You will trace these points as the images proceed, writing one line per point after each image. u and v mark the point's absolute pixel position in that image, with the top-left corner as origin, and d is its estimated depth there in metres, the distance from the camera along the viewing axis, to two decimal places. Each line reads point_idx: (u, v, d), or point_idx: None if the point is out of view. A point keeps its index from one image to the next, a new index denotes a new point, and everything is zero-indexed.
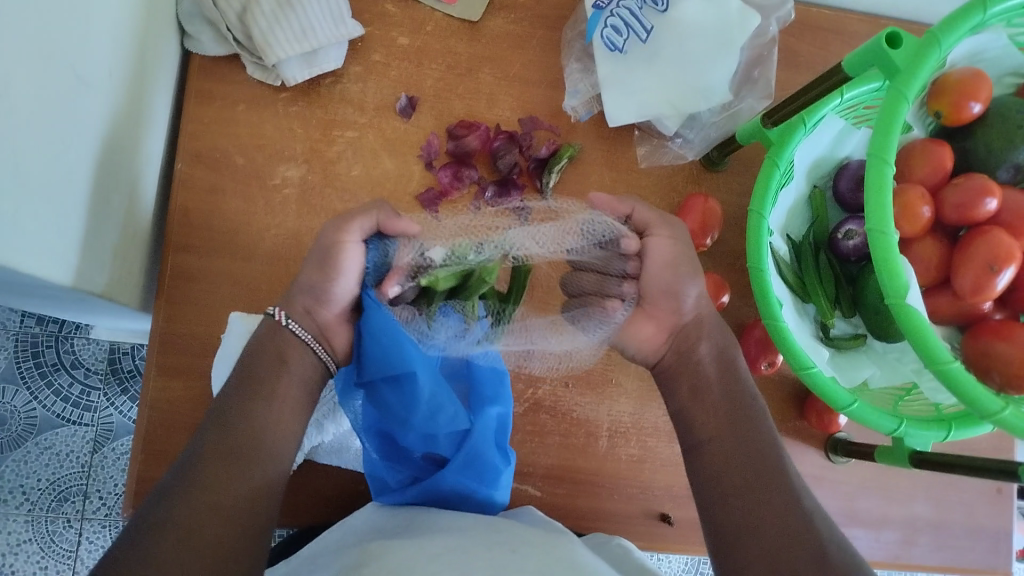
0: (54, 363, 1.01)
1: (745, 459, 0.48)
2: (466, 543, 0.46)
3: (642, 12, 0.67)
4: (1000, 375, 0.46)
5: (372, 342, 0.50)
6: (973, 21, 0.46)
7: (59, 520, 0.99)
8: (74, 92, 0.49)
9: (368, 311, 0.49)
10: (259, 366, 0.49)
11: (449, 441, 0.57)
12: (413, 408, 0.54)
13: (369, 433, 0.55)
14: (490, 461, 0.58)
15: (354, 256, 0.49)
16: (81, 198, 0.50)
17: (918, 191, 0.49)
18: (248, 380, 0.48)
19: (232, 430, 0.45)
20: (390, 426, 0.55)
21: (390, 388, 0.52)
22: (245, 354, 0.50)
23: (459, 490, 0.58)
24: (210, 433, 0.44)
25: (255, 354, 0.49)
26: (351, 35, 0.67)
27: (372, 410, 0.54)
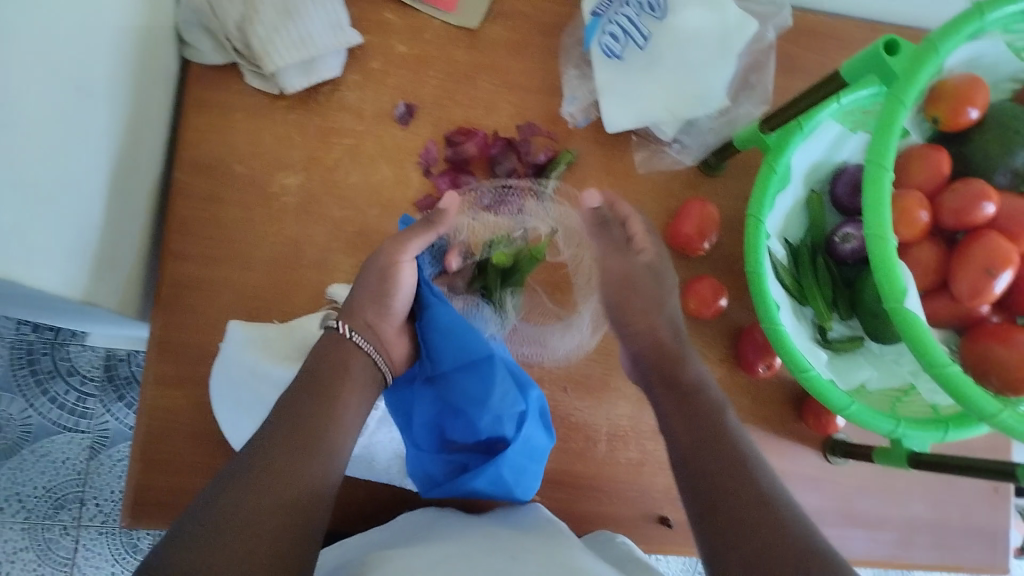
0: (49, 370, 1.00)
1: (735, 467, 0.48)
2: (465, 550, 0.46)
3: (640, 19, 0.67)
4: (999, 378, 0.47)
5: (442, 337, 0.58)
6: (969, 28, 0.46)
7: (56, 528, 0.98)
8: (75, 102, 0.49)
9: (431, 307, 0.59)
10: (323, 373, 0.50)
11: (511, 422, 0.57)
12: (482, 386, 0.57)
13: (426, 428, 0.57)
14: (541, 444, 0.59)
15: (405, 274, 0.56)
16: (81, 208, 0.50)
17: (916, 196, 0.50)
18: (315, 386, 0.49)
19: (295, 430, 0.45)
20: (451, 416, 0.57)
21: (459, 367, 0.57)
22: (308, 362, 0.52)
23: (516, 472, 0.58)
24: (276, 433, 0.44)
25: (319, 368, 0.50)
26: (351, 43, 0.67)
27: (437, 394, 0.57)
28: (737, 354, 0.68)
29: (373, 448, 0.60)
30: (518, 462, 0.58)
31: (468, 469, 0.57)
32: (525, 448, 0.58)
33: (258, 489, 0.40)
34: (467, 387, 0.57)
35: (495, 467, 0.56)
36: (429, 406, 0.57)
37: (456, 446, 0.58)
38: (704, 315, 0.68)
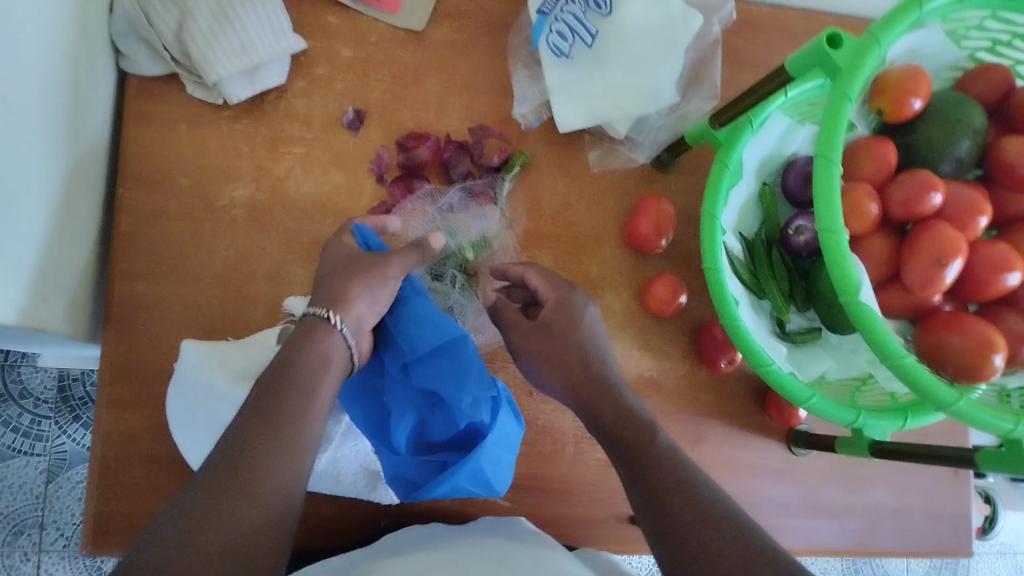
0: (1, 393, 0.97)
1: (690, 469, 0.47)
2: (449, 558, 0.46)
3: (586, 16, 0.67)
4: (952, 366, 0.47)
5: (413, 321, 0.54)
6: (908, 19, 0.47)
7: (16, 554, 0.95)
8: (6, 123, 0.47)
9: (407, 300, 0.55)
10: (293, 366, 0.46)
11: (488, 407, 0.53)
12: (456, 373, 0.53)
13: (402, 427, 0.52)
14: (515, 435, 0.56)
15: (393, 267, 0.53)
16: (19, 232, 0.48)
17: (866, 188, 0.50)
18: (279, 383, 0.45)
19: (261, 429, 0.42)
20: (427, 411, 0.53)
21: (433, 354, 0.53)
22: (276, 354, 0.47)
23: (494, 464, 0.54)
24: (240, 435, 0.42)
25: (293, 360, 0.46)
26: (293, 49, 0.65)
27: (411, 386, 0.53)
28: (700, 351, 0.68)
29: (338, 463, 0.59)
30: (497, 454, 0.54)
31: (447, 468, 0.53)
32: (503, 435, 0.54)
33: (221, 509, 0.38)
34: (442, 376, 0.52)
35: (476, 456, 0.52)
36: (406, 397, 0.53)
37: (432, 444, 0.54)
38: (665, 312, 0.68)
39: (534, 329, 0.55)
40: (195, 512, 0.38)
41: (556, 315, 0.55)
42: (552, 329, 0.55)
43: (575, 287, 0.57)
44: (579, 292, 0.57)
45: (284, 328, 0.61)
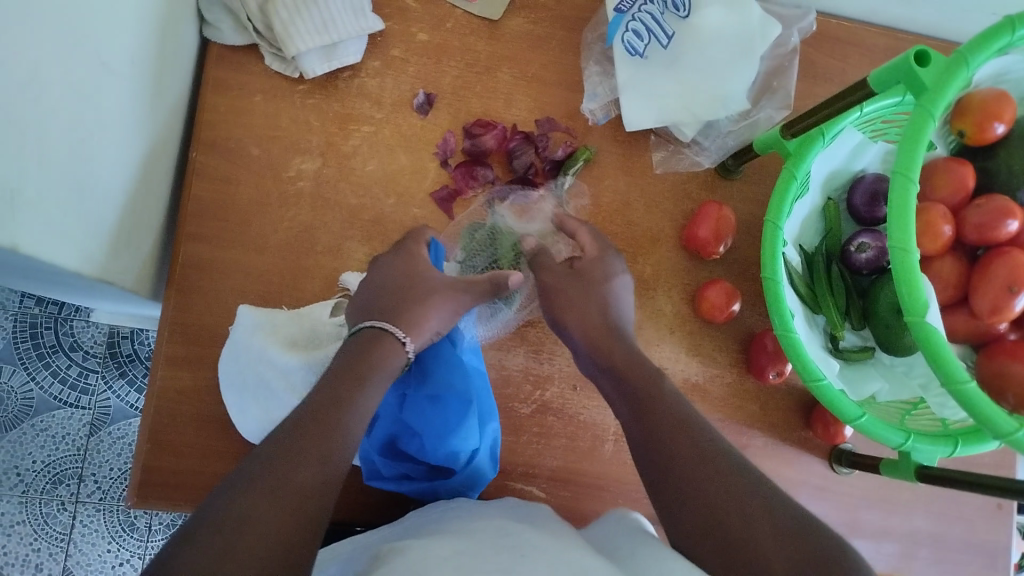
0: (52, 344, 1.00)
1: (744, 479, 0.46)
2: (475, 546, 0.45)
3: (663, 17, 0.67)
4: (1014, 395, 0.47)
5: (433, 359, 0.61)
6: (1000, 42, 0.46)
7: (53, 503, 0.98)
8: (98, 79, 0.48)
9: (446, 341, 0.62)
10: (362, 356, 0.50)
11: (462, 457, 0.59)
12: (449, 419, 0.59)
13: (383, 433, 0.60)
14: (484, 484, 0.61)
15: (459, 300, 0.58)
16: (102, 186, 0.50)
17: (940, 210, 0.49)
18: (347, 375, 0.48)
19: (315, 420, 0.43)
20: (406, 431, 0.60)
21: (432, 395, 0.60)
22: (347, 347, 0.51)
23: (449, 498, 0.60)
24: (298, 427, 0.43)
25: (363, 352, 0.51)
26: (371, 29, 0.66)
27: (401, 412, 0.60)
28: (750, 360, 0.68)
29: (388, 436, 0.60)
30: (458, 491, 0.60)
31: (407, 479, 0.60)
32: (472, 482, 0.60)
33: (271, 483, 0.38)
34: (429, 417, 0.59)
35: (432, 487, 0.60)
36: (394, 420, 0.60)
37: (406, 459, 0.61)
38: (718, 319, 0.67)
39: (567, 274, 0.60)
40: (267, 469, 0.39)
41: (588, 266, 0.60)
42: (580, 275, 0.60)
43: (618, 255, 0.62)
44: (620, 259, 0.61)
45: (338, 303, 0.63)
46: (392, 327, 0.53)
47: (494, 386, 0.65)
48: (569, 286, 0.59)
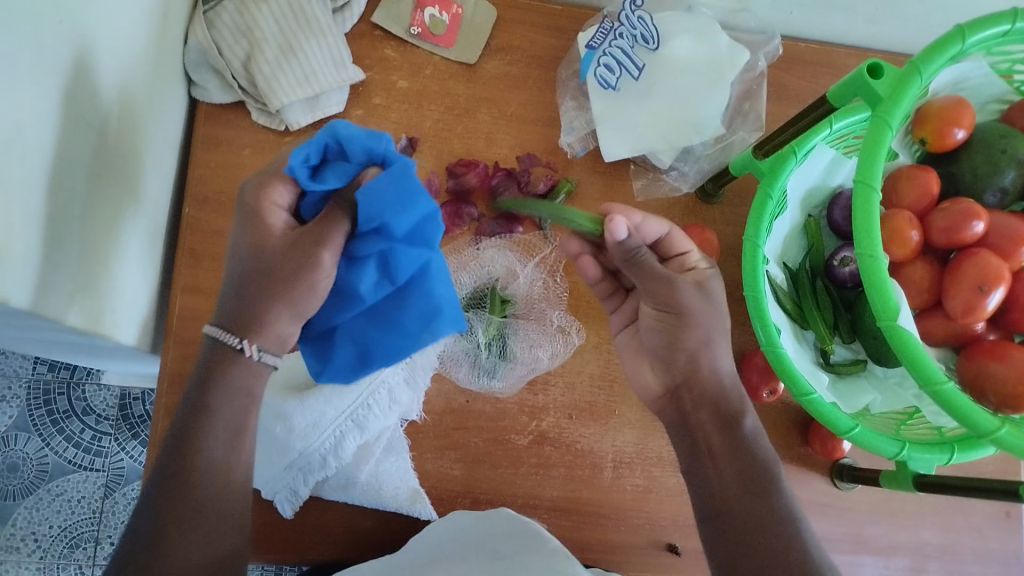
0: (65, 409, 1.02)
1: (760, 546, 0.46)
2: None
3: (633, 51, 0.69)
4: (996, 396, 0.47)
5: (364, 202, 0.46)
6: (951, 51, 0.47)
7: (71, 567, 0.99)
8: (85, 138, 0.50)
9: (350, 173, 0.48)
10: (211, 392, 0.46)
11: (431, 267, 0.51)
12: (382, 245, 0.48)
13: (373, 281, 0.49)
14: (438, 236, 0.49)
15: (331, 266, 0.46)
16: (90, 243, 0.52)
17: (906, 216, 0.51)
18: (205, 405, 0.46)
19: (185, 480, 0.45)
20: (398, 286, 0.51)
21: (353, 271, 0.49)
22: (196, 381, 0.47)
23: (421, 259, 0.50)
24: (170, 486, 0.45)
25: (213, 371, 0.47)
26: (352, 80, 0.69)
27: (377, 274, 0.49)
28: (741, 379, 0.68)
29: (380, 477, 0.62)
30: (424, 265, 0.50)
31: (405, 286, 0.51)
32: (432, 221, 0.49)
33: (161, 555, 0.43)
34: (372, 274, 0.49)
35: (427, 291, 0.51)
36: (348, 330, 0.51)
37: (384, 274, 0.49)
38: None
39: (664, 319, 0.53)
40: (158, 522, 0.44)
41: (711, 284, 0.53)
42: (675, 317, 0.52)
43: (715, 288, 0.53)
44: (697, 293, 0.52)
45: None
46: (222, 334, 0.46)
47: (489, 418, 0.66)
48: (701, 311, 0.51)
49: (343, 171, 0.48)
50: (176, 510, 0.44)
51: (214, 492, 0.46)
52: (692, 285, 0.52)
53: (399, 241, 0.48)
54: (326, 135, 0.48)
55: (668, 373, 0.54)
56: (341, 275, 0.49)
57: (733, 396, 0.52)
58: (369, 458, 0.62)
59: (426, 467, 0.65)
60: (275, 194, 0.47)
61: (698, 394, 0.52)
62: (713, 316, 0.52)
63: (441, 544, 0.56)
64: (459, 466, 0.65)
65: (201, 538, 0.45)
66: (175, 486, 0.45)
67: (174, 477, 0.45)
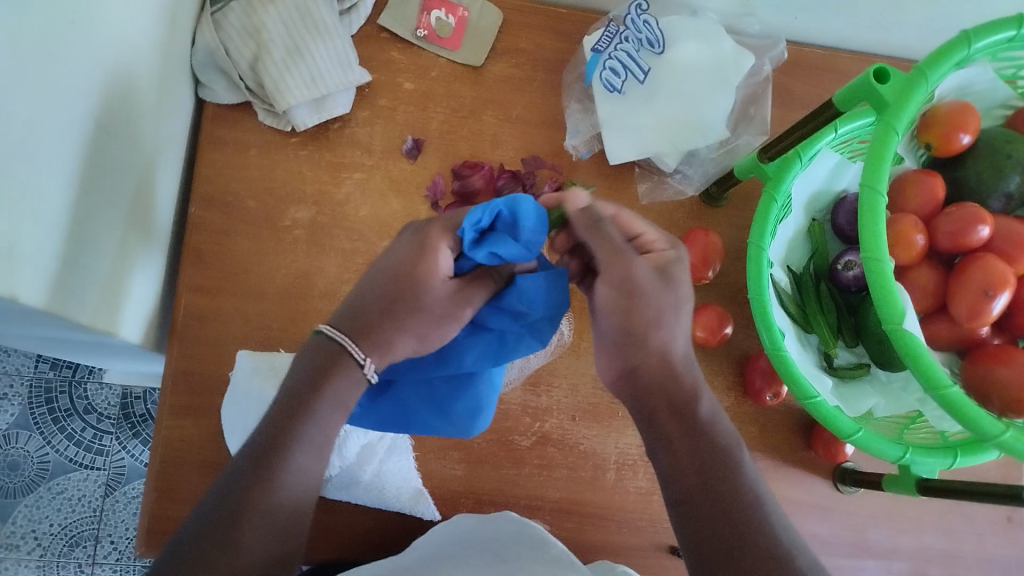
0: (67, 408, 1.02)
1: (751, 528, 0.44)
2: None
3: (639, 54, 0.70)
4: (1000, 400, 0.47)
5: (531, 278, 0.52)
6: (957, 57, 0.47)
7: (71, 566, 0.99)
8: (95, 139, 0.50)
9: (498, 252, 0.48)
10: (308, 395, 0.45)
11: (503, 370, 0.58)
12: (509, 327, 0.54)
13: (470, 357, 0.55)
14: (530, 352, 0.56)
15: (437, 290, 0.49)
16: (98, 243, 0.52)
17: (911, 220, 0.51)
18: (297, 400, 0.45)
19: (259, 472, 0.42)
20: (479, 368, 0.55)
21: (471, 338, 0.55)
22: (300, 374, 0.46)
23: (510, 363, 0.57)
24: (247, 476, 0.42)
25: (321, 376, 0.46)
26: (359, 81, 0.69)
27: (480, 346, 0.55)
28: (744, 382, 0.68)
29: (383, 476, 0.62)
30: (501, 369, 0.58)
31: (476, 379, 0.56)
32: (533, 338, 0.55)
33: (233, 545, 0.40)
34: (479, 351, 0.55)
35: (490, 393, 0.57)
36: (400, 394, 0.57)
37: (482, 354, 0.55)
38: (711, 343, 0.68)
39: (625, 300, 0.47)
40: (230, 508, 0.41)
41: (673, 267, 0.48)
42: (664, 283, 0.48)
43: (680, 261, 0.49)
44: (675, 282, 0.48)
45: None
46: (343, 340, 0.47)
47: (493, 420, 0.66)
48: (656, 294, 0.47)
49: (512, 251, 0.49)
50: (254, 504, 0.41)
51: (291, 491, 0.43)
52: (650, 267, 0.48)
53: (518, 327, 0.54)
54: (503, 202, 0.49)
55: (617, 355, 0.49)
56: (460, 337, 0.54)
57: (686, 381, 0.47)
58: (374, 458, 0.62)
59: (429, 468, 0.65)
60: (438, 243, 0.49)
61: (650, 379, 0.47)
62: (668, 302, 0.47)
63: (450, 538, 0.57)
64: (462, 467, 0.65)
65: (268, 541, 0.41)
66: (262, 475, 0.42)
67: (259, 467, 0.42)
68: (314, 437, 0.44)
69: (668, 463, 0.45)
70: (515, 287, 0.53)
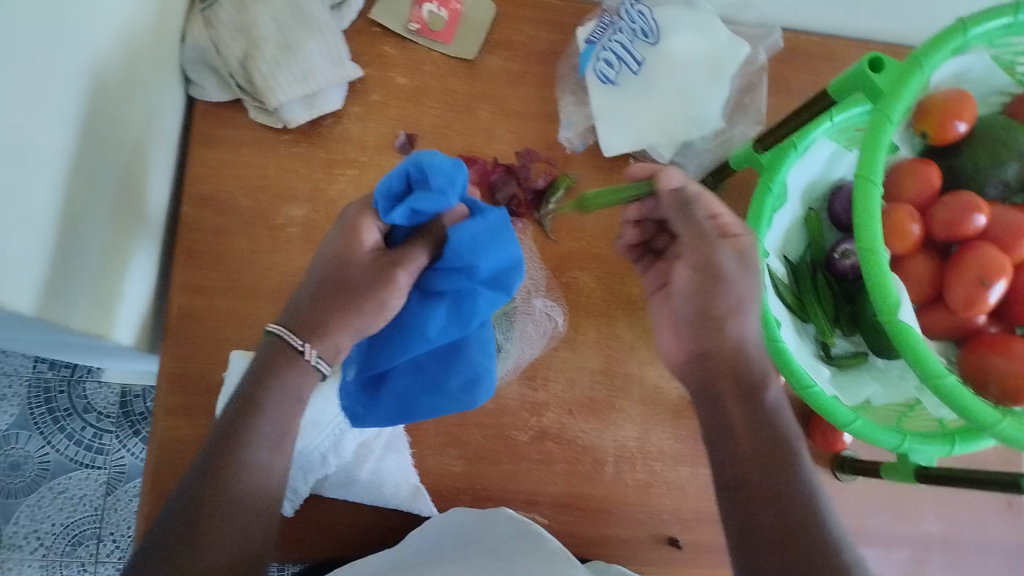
0: (66, 407, 1.02)
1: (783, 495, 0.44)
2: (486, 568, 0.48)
3: (634, 45, 0.69)
4: (997, 389, 0.47)
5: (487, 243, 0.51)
6: (952, 44, 0.47)
7: (74, 564, 0.99)
8: (83, 141, 0.50)
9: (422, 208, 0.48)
10: (258, 394, 0.46)
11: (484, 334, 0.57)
12: (464, 284, 0.51)
13: (436, 324, 0.52)
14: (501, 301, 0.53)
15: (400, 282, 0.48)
16: (88, 245, 0.52)
17: (907, 209, 0.51)
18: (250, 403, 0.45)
19: (216, 473, 0.43)
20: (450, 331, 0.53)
21: (426, 306, 0.52)
22: (247, 377, 0.47)
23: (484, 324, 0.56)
24: (207, 479, 0.43)
25: (268, 374, 0.46)
26: (351, 77, 0.69)
27: (439, 310, 0.52)
28: None
29: (382, 475, 0.62)
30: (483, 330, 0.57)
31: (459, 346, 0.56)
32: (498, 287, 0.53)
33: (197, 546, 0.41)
34: (441, 316, 0.52)
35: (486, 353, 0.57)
36: (393, 383, 0.56)
37: (444, 317, 0.52)
38: None
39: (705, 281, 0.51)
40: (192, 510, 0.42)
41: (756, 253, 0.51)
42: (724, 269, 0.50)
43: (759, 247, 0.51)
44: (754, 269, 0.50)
45: None
46: (285, 332, 0.47)
47: (491, 415, 0.66)
48: (742, 278, 0.50)
49: (432, 202, 0.48)
50: (213, 503, 0.42)
51: (250, 491, 0.44)
52: (732, 251, 0.50)
53: (473, 283, 0.52)
54: (409, 162, 0.49)
55: (692, 338, 0.51)
56: (414, 309, 0.52)
57: (755, 366, 0.49)
58: (371, 457, 0.62)
59: (428, 464, 0.65)
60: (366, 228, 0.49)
61: (720, 362, 0.49)
62: (751, 288, 0.50)
63: (438, 538, 0.56)
64: (461, 463, 0.65)
65: (231, 539, 0.42)
66: (218, 475, 0.43)
67: (216, 467, 0.43)
68: (267, 436, 0.45)
69: (726, 442, 0.47)
70: (449, 244, 0.50)
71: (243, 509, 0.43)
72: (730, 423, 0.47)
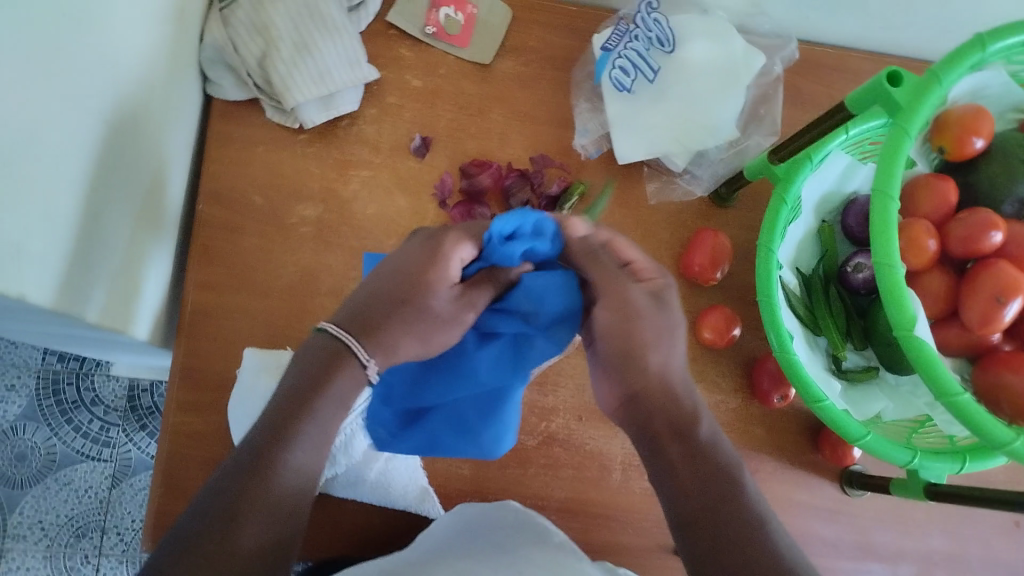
0: (74, 400, 1.02)
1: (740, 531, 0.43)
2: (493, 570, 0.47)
3: (649, 53, 0.69)
4: (1011, 407, 0.47)
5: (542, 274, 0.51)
6: (971, 60, 0.47)
7: (76, 556, 0.99)
8: (104, 136, 0.50)
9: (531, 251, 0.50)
10: (305, 393, 0.45)
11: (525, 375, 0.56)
12: (522, 330, 0.53)
13: (484, 369, 0.54)
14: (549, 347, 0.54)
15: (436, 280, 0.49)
16: (106, 239, 0.52)
17: (924, 225, 0.50)
18: (300, 400, 0.45)
19: (255, 473, 0.42)
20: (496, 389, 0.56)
21: (482, 348, 0.54)
22: (297, 373, 0.46)
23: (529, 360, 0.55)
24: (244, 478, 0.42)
25: (319, 376, 0.46)
26: (368, 78, 0.69)
27: (485, 356, 0.54)
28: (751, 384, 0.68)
29: (389, 475, 0.62)
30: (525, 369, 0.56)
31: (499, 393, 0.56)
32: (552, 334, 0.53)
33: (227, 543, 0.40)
34: (494, 357, 0.54)
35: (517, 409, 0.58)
36: (431, 426, 0.58)
37: (495, 360, 0.54)
38: (719, 344, 0.68)
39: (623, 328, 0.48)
40: (223, 509, 0.41)
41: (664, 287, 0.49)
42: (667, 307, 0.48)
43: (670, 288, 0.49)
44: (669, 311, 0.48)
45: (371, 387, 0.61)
46: (347, 338, 0.47)
47: None
48: (652, 318, 0.48)
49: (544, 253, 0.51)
50: (252, 500, 0.41)
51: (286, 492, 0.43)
52: (647, 291, 0.48)
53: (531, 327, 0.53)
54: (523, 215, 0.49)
55: (616, 382, 0.49)
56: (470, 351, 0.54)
57: (686, 402, 0.47)
58: (379, 457, 0.62)
59: (435, 466, 0.65)
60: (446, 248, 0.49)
61: (651, 403, 0.47)
62: (662, 325, 0.48)
63: (442, 537, 0.56)
64: (468, 466, 0.65)
65: (263, 538, 0.41)
66: (261, 474, 0.42)
67: (257, 465, 0.42)
68: (311, 436, 0.45)
69: (671, 484, 0.45)
70: (520, 285, 0.52)
71: (275, 510, 0.42)
72: (674, 478, 0.45)
